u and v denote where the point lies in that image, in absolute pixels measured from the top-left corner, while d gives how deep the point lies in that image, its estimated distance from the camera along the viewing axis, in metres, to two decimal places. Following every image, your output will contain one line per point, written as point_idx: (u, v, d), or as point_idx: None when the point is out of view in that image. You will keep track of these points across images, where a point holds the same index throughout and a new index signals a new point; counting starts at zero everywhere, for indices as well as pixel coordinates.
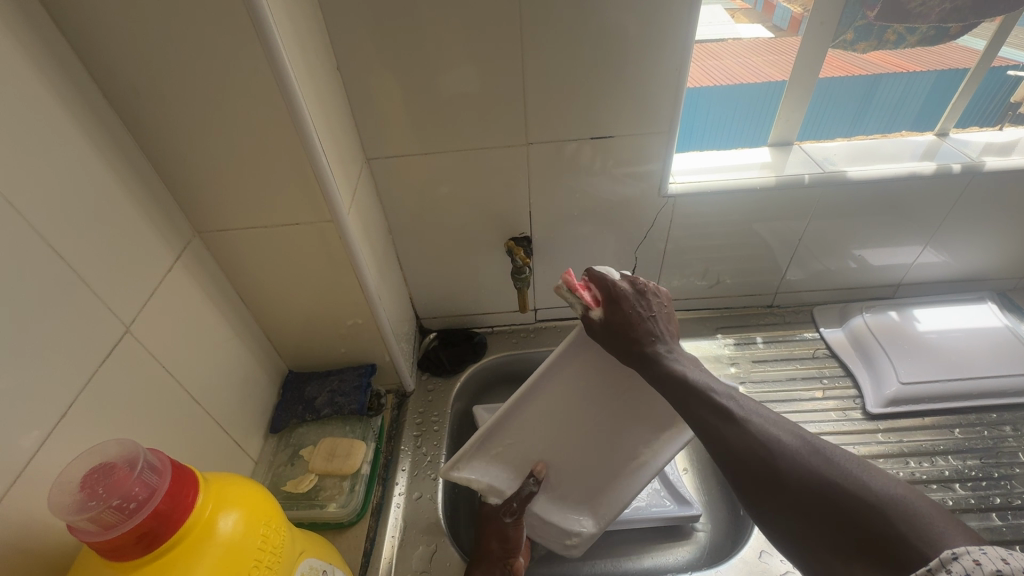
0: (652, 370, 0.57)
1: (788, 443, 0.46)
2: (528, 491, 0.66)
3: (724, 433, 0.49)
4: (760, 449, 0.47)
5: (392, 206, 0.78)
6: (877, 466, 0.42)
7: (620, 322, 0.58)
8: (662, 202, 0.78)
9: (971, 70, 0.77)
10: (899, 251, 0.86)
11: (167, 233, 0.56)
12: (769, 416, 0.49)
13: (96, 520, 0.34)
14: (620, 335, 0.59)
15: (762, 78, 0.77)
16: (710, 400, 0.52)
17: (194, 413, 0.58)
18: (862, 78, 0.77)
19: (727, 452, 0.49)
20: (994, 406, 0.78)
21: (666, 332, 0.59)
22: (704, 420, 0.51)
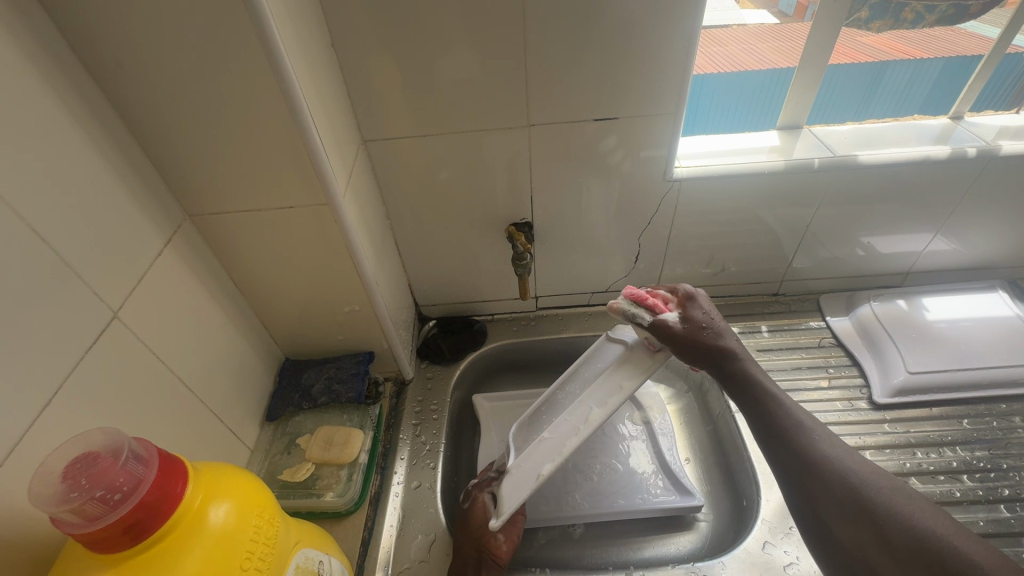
0: (732, 366, 0.58)
1: (872, 478, 0.48)
2: (484, 479, 0.70)
3: (795, 439, 0.53)
4: (831, 468, 0.50)
5: (390, 189, 0.76)
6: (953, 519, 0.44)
7: (700, 319, 0.58)
8: (667, 186, 0.76)
9: (986, 57, 0.75)
10: (909, 238, 0.84)
11: (156, 216, 0.54)
12: (841, 444, 0.52)
13: (79, 512, 0.33)
14: (702, 337, 0.57)
15: (765, 65, 0.74)
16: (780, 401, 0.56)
17: (187, 401, 0.56)
18: (866, 66, 0.76)
19: (791, 450, 0.53)
20: (1004, 397, 0.77)
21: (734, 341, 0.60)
22: (773, 420, 0.55)
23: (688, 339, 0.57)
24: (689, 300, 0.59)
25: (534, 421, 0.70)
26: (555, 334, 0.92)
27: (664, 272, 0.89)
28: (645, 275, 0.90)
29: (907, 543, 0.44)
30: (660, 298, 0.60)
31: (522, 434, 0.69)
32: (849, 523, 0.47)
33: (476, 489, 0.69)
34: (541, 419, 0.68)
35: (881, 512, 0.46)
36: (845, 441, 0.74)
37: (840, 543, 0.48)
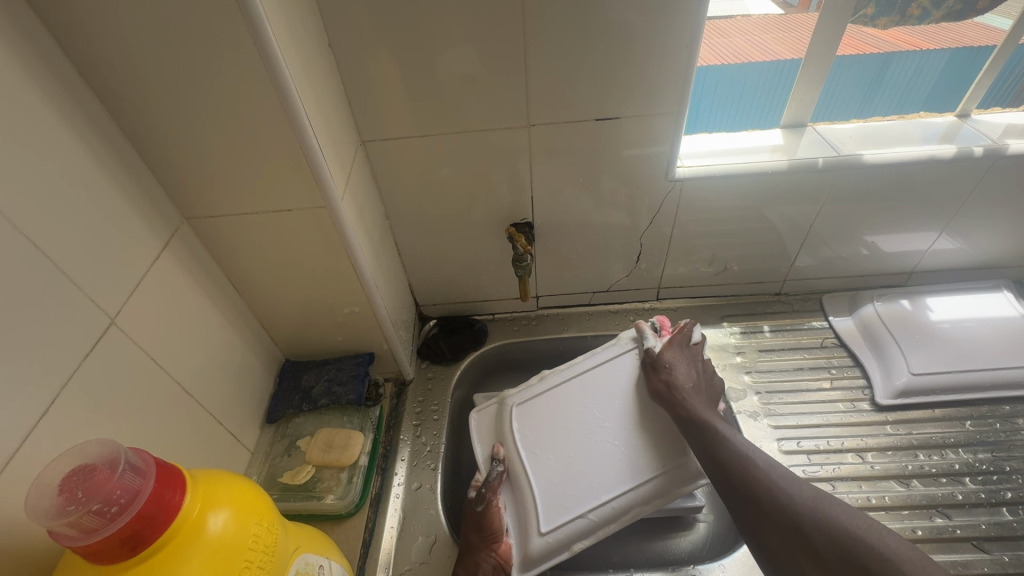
0: (681, 406, 0.66)
1: (796, 490, 0.53)
2: (495, 479, 0.67)
3: (728, 456, 0.59)
4: (760, 482, 0.55)
5: (389, 189, 0.75)
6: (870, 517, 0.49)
7: (670, 359, 0.71)
8: (669, 186, 0.75)
9: (998, 48, 0.73)
10: (913, 237, 0.83)
11: (153, 220, 0.54)
12: (768, 458, 0.58)
13: (76, 524, 0.33)
14: (659, 368, 0.70)
15: (770, 56, 0.73)
16: (712, 426, 0.62)
17: (186, 405, 0.56)
18: (872, 58, 0.74)
19: (723, 471, 0.58)
20: (1007, 398, 0.76)
21: (701, 388, 0.69)
22: (711, 441, 0.61)
23: (654, 375, 0.70)
24: (683, 338, 0.73)
25: (550, 458, 0.67)
26: (556, 334, 0.92)
27: (665, 272, 0.89)
28: (646, 275, 0.89)
29: (834, 544, 0.48)
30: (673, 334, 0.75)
31: (540, 471, 0.66)
32: (788, 539, 0.51)
33: (486, 490, 0.66)
34: (561, 463, 0.67)
35: (815, 525, 0.50)
36: (846, 442, 0.74)
37: (777, 559, 0.51)
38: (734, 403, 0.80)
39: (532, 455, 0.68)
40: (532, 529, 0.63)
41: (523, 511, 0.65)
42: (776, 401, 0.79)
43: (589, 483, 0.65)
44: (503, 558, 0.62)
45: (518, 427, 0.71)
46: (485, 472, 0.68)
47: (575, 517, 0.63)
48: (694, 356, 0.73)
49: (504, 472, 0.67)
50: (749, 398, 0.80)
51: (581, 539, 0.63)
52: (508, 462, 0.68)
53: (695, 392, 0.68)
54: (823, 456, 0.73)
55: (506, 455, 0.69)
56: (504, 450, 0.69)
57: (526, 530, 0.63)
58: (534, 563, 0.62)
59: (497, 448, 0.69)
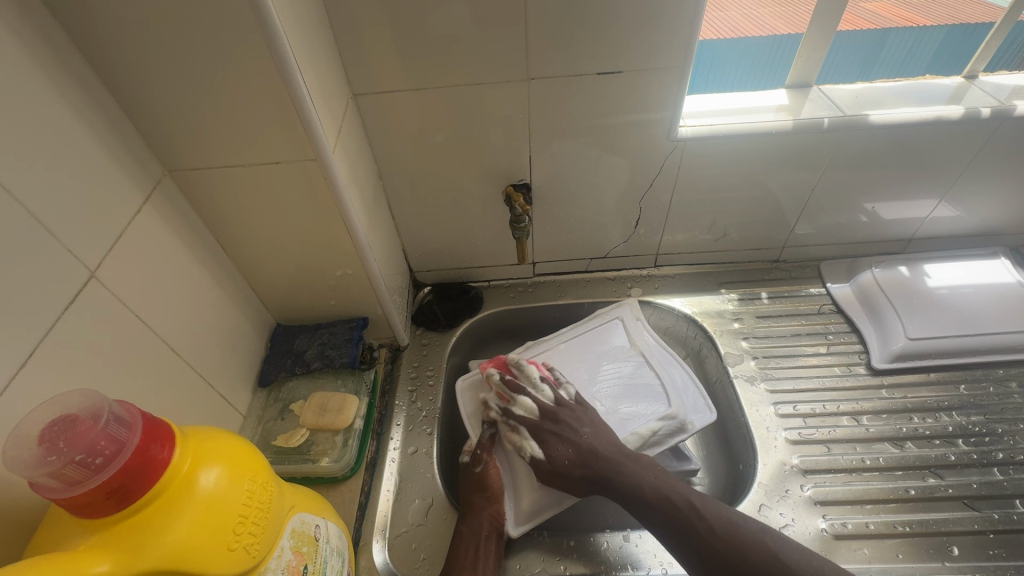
0: (619, 483, 0.60)
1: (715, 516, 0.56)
2: (488, 440, 0.66)
3: (652, 490, 0.59)
4: (681, 514, 0.57)
5: (381, 148, 0.72)
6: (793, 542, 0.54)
7: (563, 454, 0.62)
8: (670, 147, 0.73)
9: (998, 24, 0.73)
10: (914, 204, 0.82)
11: (132, 171, 0.51)
12: (692, 491, 0.59)
13: (59, 476, 0.31)
14: (575, 463, 0.62)
15: (766, 32, 0.74)
16: (665, 494, 0.58)
17: (174, 364, 0.55)
18: (868, 33, 0.76)
19: (661, 520, 0.58)
20: (1000, 362, 0.77)
21: (608, 443, 0.63)
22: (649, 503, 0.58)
23: (563, 473, 0.62)
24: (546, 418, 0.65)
25: None
26: (552, 301, 0.91)
27: (664, 238, 0.87)
28: (645, 241, 0.88)
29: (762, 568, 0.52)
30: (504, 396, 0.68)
31: None
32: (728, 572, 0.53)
33: (481, 450, 0.66)
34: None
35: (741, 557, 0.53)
36: (842, 406, 0.75)
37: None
38: (731, 367, 0.80)
39: None
40: (526, 483, 0.65)
41: (516, 470, 0.66)
42: (772, 366, 0.79)
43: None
44: (501, 513, 0.63)
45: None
46: (479, 434, 0.68)
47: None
48: (558, 416, 0.65)
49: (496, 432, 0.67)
50: (746, 363, 0.80)
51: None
52: (498, 423, 0.69)
53: (613, 457, 0.62)
54: (819, 419, 0.73)
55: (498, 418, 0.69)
56: (494, 411, 0.69)
57: (520, 485, 0.65)
58: (530, 517, 0.64)
59: (490, 411, 0.69)
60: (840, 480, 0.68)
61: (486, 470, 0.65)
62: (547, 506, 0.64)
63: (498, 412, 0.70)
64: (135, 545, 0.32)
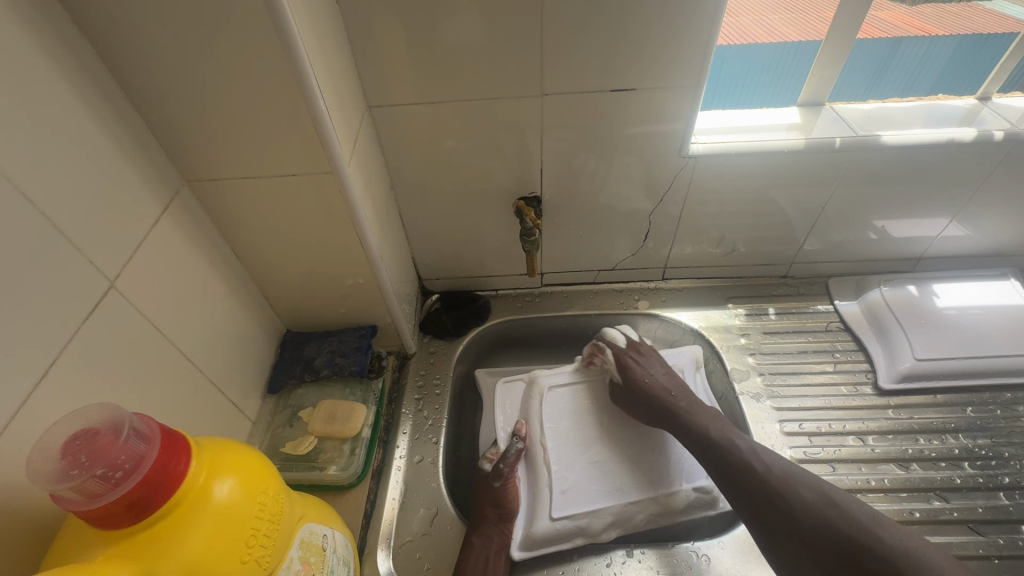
0: (689, 424, 0.67)
1: (797, 478, 0.58)
2: (512, 454, 0.69)
3: (730, 440, 0.63)
4: (755, 464, 0.60)
5: (395, 158, 0.73)
6: (881, 517, 0.53)
7: (642, 380, 0.72)
8: (682, 162, 0.73)
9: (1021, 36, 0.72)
10: (924, 224, 0.82)
11: (151, 181, 0.52)
12: (786, 465, 0.60)
13: (80, 489, 0.32)
14: (643, 394, 0.71)
15: (776, 39, 0.72)
16: (733, 440, 0.63)
17: (187, 371, 0.55)
18: (881, 42, 0.74)
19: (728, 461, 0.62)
20: (1009, 385, 0.77)
21: (675, 385, 0.72)
22: (730, 451, 0.62)
23: (637, 397, 0.71)
24: (630, 355, 0.75)
25: (573, 436, 0.73)
26: (559, 312, 0.91)
27: (672, 252, 0.88)
28: (653, 254, 0.88)
29: (839, 533, 0.53)
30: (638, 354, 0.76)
31: (562, 458, 0.71)
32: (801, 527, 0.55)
33: (503, 465, 0.68)
34: (584, 452, 0.71)
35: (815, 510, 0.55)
36: (848, 425, 0.75)
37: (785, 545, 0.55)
38: (737, 384, 0.80)
39: (556, 439, 0.73)
40: (542, 512, 0.66)
41: (537, 495, 0.68)
42: (778, 383, 0.79)
43: (600, 480, 0.69)
44: (508, 533, 0.64)
45: (545, 411, 0.75)
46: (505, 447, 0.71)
47: (590, 510, 0.66)
48: (636, 355, 0.75)
49: (522, 448, 0.70)
50: (752, 379, 0.80)
51: (587, 530, 0.66)
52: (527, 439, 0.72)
53: (684, 400, 0.70)
54: (825, 438, 0.73)
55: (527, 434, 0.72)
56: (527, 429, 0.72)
57: (536, 512, 0.67)
58: (536, 544, 0.65)
59: (520, 426, 0.72)
60: None
61: (505, 485, 0.67)
62: (557, 539, 0.65)
63: (528, 430, 0.73)
64: (152, 556, 0.33)
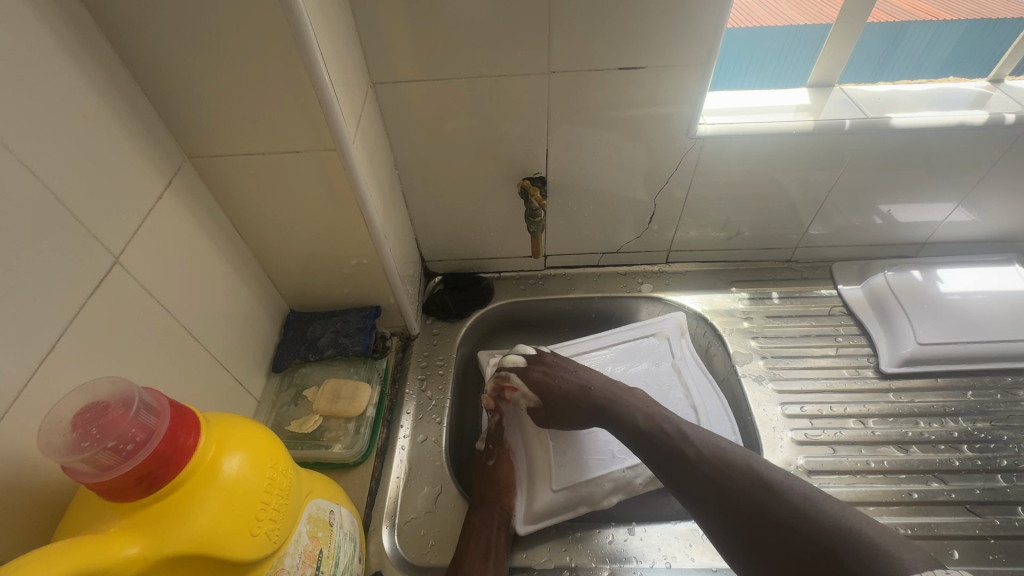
0: (619, 416, 0.65)
1: (729, 460, 0.56)
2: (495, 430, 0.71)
3: (663, 430, 0.62)
4: (688, 450, 0.59)
5: (398, 136, 0.72)
6: (818, 492, 0.51)
7: (557, 390, 0.69)
8: (689, 143, 0.72)
9: None
10: (929, 208, 0.82)
11: (154, 157, 0.51)
12: (716, 444, 0.58)
13: (92, 462, 0.32)
14: (562, 403, 0.69)
15: (783, 22, 0.71)
16: (663, 429, 0.62)
17: (191, 349, 0.55)
18: (889, 26, 0.74)
19: (664, 452, 0.60)
20: (1010, 370, 0.77)
21: (599, 380, 0.70)
22: (664, 441, 0.61)
23: (557, 406, 0.69)
24: (540, 371, 0.72)
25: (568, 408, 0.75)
26: (563, 294, 0.91)
27: (676, 235, 0.87)
28: (657, 237, 0.87)
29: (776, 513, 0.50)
30: (544, 363, 0.73)
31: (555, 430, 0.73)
32: (741, 514, 0.52)
33: (493, 443, 0.70)
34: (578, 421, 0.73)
35: (749, 493, 0.53)
36: (849, 408, 0.75)
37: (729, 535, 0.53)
38: (739, 366, 0.80)
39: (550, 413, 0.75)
40: (542, 485, 0.68)
41: (535, 471, 0.70)
42: (780, 366, 0.80)
43: (596, 450, 0.71)
44: (510, 507, 0.65)
45: None
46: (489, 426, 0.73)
47: (589, 479, 0.68)
48: (548, 363, 0.73)
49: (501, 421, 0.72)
50: (755, 362, 0.80)
51: (588, 499, 0.67)
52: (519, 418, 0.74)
53: (607, 389, 0.68)
54: (826, 420, 0.74)
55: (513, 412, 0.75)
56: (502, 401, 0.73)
57: (536, 487, 0.68)
58: (542, 517, 0.66)
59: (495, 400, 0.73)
60: (844, 481, 0.68)
61: (497, 463, 0.68)
62: (560, 510, 0.67)
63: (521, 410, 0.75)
64: (163, 528, 0.33)
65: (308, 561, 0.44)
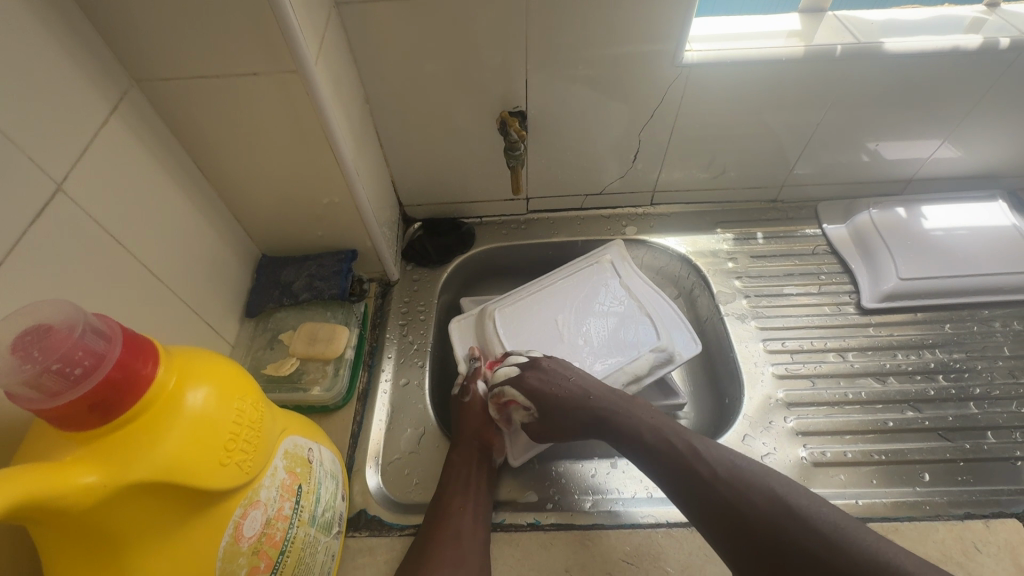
0: (627, 432, 0.58)
1: (749, 482, 0.49)
2: (473, 371, 0.69)
3: (674, 448, 0.54)
4: (703, 472, 0.51)
5: (368, 66, 0.67)
6: (853, 526, 0.44)
7: (554, 403, 0.61)
8: (675, 73, 0.68)
9: None
10: (916, 144, 0.80)
11: (96, 79, 0.46)
12: (734, 462, 0.51)
13: (37, 385, 0.30)
14: (563, 419, 0.61)
15: None
16: (676, 448, 0.54)
17: (155, 290, 0.53)
18: None
19: (674, 474, 0.53)
20: (987, 303, 0.78)
21: (599, 388, 0.62)
22: (676, 460, 0.53)
23: (558, 420, 0.62)
24: (535, 380, 0.63)
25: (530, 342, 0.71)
26: (546, 238, 0.89)
27: (661, 177, 0.85)
28: (642, 178, 0.85)
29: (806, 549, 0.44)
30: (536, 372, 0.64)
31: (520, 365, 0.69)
32: (765, 548, 0.46)
33: (467, 382, 0.68)
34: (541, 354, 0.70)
35: (774, 527, 0.46)
36: (829, 343, 0.76)
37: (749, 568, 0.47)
38: (722, 306, 0.80)
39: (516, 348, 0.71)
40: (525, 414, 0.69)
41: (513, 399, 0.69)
42: (763, 305, 0.80)
43: None
44: (489, 439, 0.65)
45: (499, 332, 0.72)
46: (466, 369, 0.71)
47: None
48: (543, 368, 0.64)
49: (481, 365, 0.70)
50: (738, 301, 0.80)
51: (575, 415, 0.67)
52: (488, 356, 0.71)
53: (608, 397, 0.61)
54: (806, 355, 0.75)
55: (485, 353, 0.72)
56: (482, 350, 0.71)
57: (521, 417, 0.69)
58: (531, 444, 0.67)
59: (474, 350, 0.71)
60: (822, 412, 0.70)
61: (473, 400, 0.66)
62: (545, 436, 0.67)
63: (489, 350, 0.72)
64: (122, 457, 0.32)
65: (286, 494, 0.44)
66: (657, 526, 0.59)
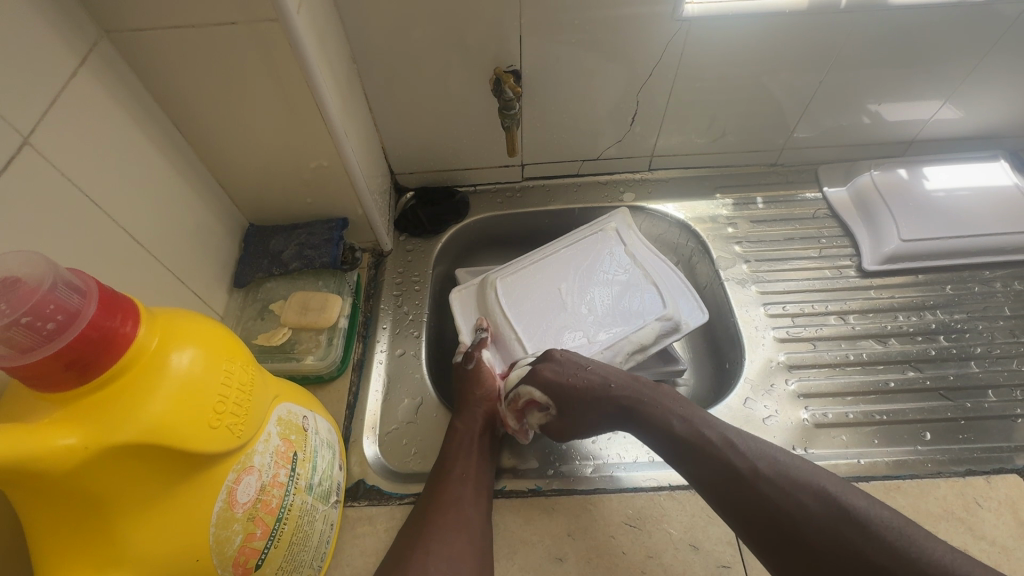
0: (655, 423, 0.56)
1: (793, 481, 0.47)
2: (478, 338, 0.68)
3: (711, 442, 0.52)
4: (744, 468, 0.49)
5: (353, 21, 0.63)
6: (909, 527, 0.43)
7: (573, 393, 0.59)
8: (675, 28, 0.65)
9: None
10: (919, 104, 0.78)
11: (61, 27, 0.43)
12: (776, 458, 0.49)
13: (6, 341, 0.28)
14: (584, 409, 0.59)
15: None
16: (711, 442, 0.52)
17: (136, 257, 0.51)
18: None
19: (711, 467, 0.51)
20: (988, 264, 0.77)
21: (620, 375, 0.60)
22: (712, 455, 0.51)
23: (580, 410, 0.60)
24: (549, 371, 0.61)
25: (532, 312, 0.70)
26: (542, 206, 0.87)
27: (659, 141, 0.83)
28: (640, 142, 0.83)
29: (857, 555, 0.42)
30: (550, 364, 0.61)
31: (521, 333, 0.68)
32: (811, 549, 0.44)
33: (472, 349, 0.67)
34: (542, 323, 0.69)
35: (822, 528, 0.44)
36: (831, 306, 0.75)
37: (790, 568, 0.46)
38: (722, 272, 0.79)
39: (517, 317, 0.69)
40: None
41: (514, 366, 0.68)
42: (763, 270, 0.79)
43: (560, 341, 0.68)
44: (493, 407, 0.63)
45: (501, 302, 0.71)
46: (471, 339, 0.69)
47: None
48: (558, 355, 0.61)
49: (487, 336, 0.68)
50: (738, 266, 0.79)
51: None
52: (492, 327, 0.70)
53: (630, 387, 0.59)
54: (807, 318, 0.74)
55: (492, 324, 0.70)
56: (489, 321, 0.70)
57: None
58: None
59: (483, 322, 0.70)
60: (824, 374, 0.69)
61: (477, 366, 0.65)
62: None
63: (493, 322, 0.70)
64: (103, 420, 0.30)
65: (281, 462, 0.42)
66: (659, 489, 0.59)
